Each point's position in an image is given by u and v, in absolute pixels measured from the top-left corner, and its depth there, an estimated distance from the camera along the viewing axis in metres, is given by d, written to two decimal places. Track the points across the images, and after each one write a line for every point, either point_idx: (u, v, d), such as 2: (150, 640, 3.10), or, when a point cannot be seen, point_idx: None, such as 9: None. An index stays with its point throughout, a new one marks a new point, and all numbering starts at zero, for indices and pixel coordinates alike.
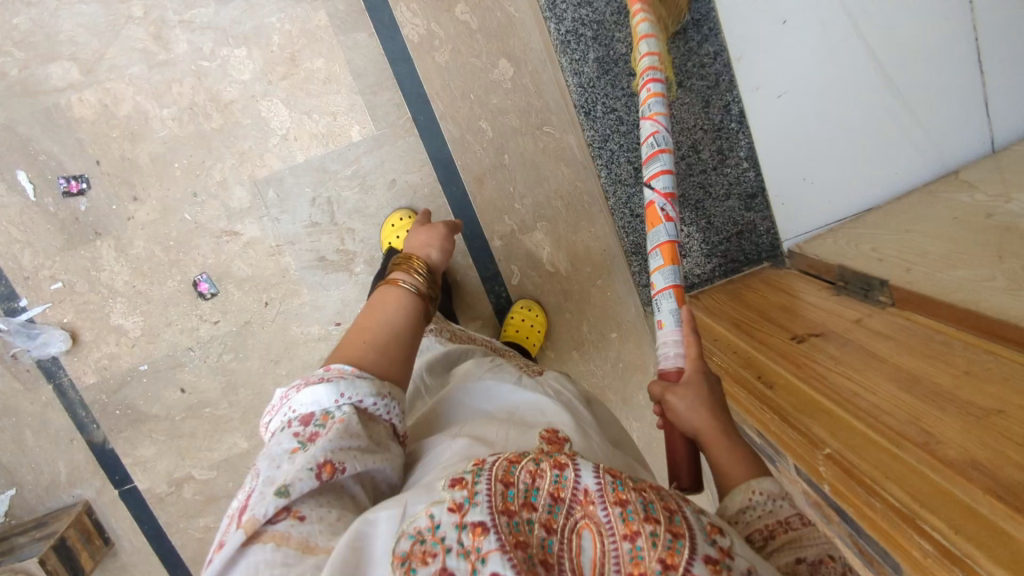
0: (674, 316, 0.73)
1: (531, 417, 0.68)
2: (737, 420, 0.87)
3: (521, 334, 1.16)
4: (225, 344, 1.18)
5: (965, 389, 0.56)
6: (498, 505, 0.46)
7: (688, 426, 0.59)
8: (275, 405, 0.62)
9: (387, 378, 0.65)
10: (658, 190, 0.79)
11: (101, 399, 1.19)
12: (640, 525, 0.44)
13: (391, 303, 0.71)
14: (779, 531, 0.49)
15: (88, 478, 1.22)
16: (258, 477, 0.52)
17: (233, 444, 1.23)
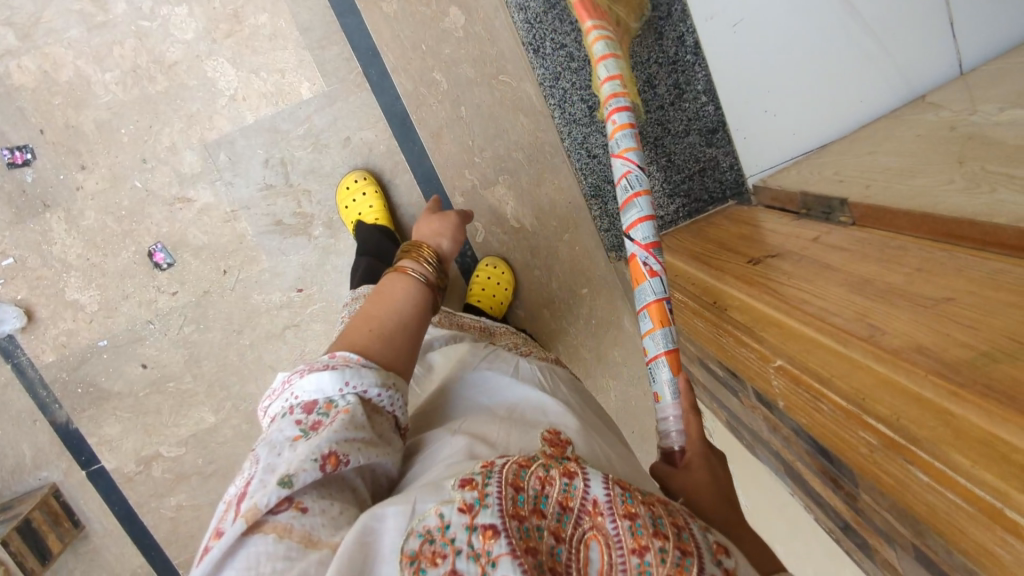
0: (672, 389, 0.67)
1: (532, 417, 0.64)
2: (701, 357, 0.84)
3: (487, 292, 1.14)
4: (186, 316, 1.15)
5: (916, 284, 0.53)
6: (508, 509, 0.44)
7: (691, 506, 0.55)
8: (274, 390, 0.57)
9: (392, 369, 0.60)
10: (638, 241, 0.74)
11: (62, 377, 1.16)
12: (650, 540, 0.44)
13: (398, 295, 0.67)
14: None
15: (54, 460, 1.19)
16: (257, 464, 0.48)
17: (200, 419, 1.20)
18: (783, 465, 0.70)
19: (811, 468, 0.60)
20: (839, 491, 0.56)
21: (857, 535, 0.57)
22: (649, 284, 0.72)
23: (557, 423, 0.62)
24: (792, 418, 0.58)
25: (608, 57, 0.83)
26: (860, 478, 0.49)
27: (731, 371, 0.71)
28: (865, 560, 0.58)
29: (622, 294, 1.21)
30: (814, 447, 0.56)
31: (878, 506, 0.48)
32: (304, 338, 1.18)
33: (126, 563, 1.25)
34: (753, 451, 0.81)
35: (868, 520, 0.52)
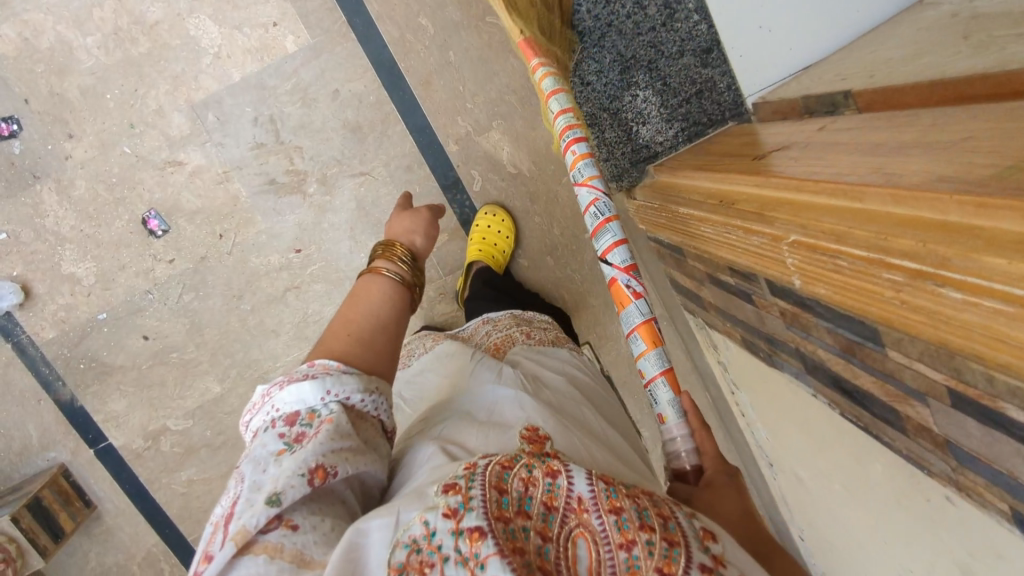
0: (676, 407, 0.68)
1: (509, 413, 0.63)
2: (710, 274, 0.82)
3: (488, 242, 1.11)
4: (185, 284, 1.14)
5: (927, 136, 0.51)
6: (493, 511, 0.43)
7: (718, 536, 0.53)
8: (254, 405, 0.54)
9: (372, 371, 0.57)
10: (617, 266, 0.78)
11: (64, 354, 1.14)
12: (637, 534, 0.43)
13: (375, 294, 0.63)
14: None
15: (60, 439, 1.18)
16: (241, 482, 0.46)
17: (205, 389, 1.19)
18: (802, 363, 0.67)
19: (833, 351, 0.58)
20: (863, 363, 0.53)
21: (885, 410, 0.54)
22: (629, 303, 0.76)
23: (533, 417, 0.62)
24: (809, 297, 0.56)
25: (557, 92, 0.87)
26: (881, 328, 0.47)
27: (744, 272, 0.69)
28: (894, 438, 0.56)
29: (624, 238, 1.18)
30: (833, 322, 0.54)
31: (906, 357, 0.46)
32: (306, 300, 1.16)
33: (141, 542, 1.24)
34: (769, 363, 0.79)
35: (896, 384, 0.50)
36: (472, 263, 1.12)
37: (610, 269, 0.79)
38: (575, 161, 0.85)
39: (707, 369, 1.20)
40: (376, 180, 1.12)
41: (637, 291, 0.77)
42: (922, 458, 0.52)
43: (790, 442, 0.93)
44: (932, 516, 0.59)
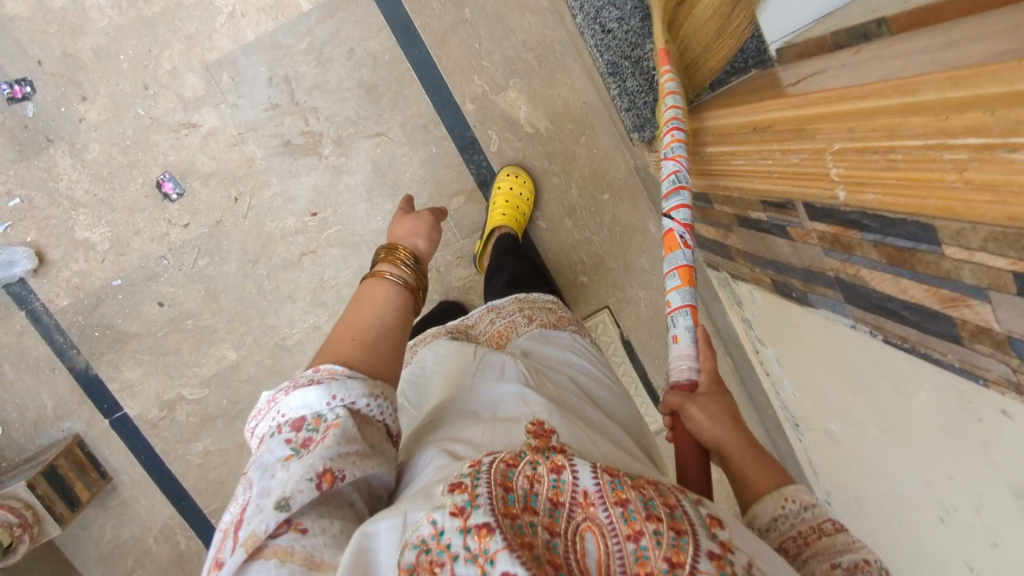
0: (689, 331, 0.69)
1: (515, 411, 0.61)
2: (740, 214, 0.80)
3: (512, 203, 1.09)
4: (200, 249, 1.12)
5: (979, 30, 0.48)
6: (500, 508, 0.41)
7: (711, 438, 0.58)
8: (262, 411, 0.52)
9: (379, 378, 0.54)
10: (676, 220, 0.78)
11: (79, 322, 1.13)
12: (644, 524, 0.40)
13: (380, 297, 0.60)
14: (813, 539, 0.49)
15: (75, 409, 1.16)
16: (250, 488, 0.45)
17: (221, 357, 1.17)
18: (842, 292, 0.66)
19: (881, 266, 0.56)
20: (913, 271, 0.52)
21: (937, 321, 0.53)
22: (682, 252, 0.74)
23: (539, 412, 0.60)
24: (854, 209, 0.55)
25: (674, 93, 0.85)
26: (940, 223, 0.45)
27: (779, 201, 0.68)
28: (947, 351, 0.54)
29: (646, 198, 1.16)
30: (882, 232, 0.53)
31: (967, 250, 0.44)
32: (322, 264, 1.15)
33: (157, 514, 1.22)
34: (803, 303, 0.78)
35: (953, 285, 0.48)
36: (496, 228, 1.09)
37: (670, 222, 0.78)
38: (667, 141, 0.81)
39: (729, 332, 1.19)
40: (392, 141, 1.11)
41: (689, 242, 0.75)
42: (979, 366, 0.51)
43: (820, 393, 0.92)
44: (984, 437, 0.57)
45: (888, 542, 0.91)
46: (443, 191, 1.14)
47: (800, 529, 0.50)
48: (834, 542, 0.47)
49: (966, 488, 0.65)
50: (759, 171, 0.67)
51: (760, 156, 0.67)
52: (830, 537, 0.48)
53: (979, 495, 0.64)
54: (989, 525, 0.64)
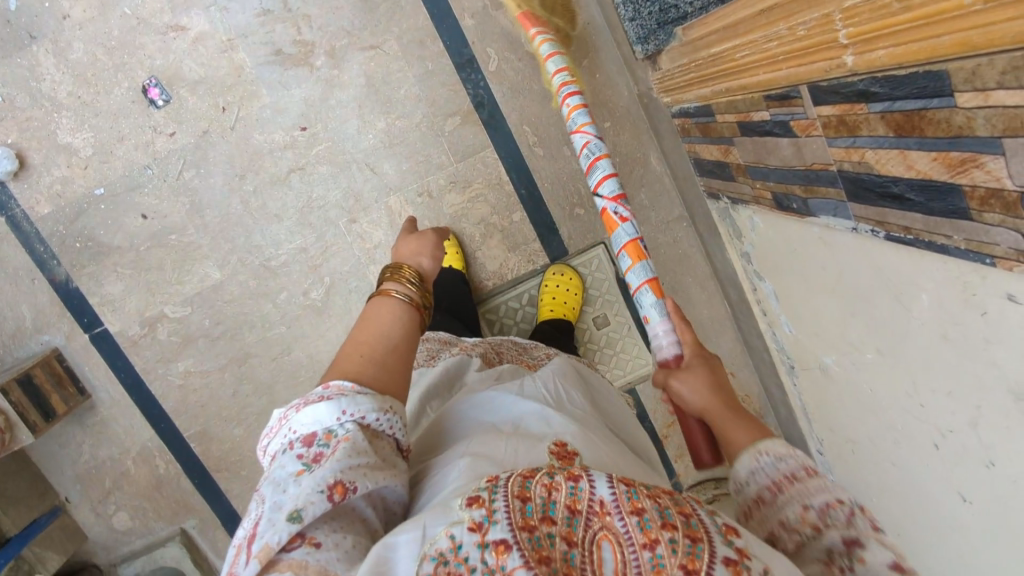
0: (659, 308, 0.71)
1: (536, 429, 0.57)
2: (736, 122, 0.78)
3: (558, 302, 1.13)
4: (186, 161, 1.09)
5: None
6: (517, 521, 0.40)
7: (694, 407, 0.56)
8: (271, 430, 0.49)
9: (387, 393, 0.51)
10: (607, 196, 0.81)
11: (59, 232, 1.10)
12: (660, 533, 0.39)
13: (386, 316, 0.57)
14: (785, 484, 0.45)
15: (55, 322, 1.13)
16: (260, 504, 0.42)
17: (205, 275, 1.14)
18: (846, 187, 0.63)
19: (887, 143, 0.53)
20: (921, 139, 0.48)
21: (944, 196, 0.49)
22: (624, 228, 0.78)
23: (562, 432, 0.56)
24: (861, 76, 0.51)
25: (554, 55, 0.91)
26: (954, 66, 0.42)
27: (782, 92, 0.64)
28: (952, 232, 0.51)
29: (648, 130, 1.15)
30: (891, 96, 0.49)
31: (981, 93, 0.41)
32: (310, 182, 1.12)
33: (136, 436, 1.20)
34: (803, 214, 0.76)
35: (963, 145, 0.44)
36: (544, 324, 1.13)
37: (601, 201, 0.81)
38: (570, 112, 0.87)
39: (726, 272, 1.15)
40: (387, 56, 1.09)
41: (624, 216, 0.79)
42: (986, 243, 0.48)
43: (816, 323, 0.89)
44: (988, 332, 0.54)
45: (878, 485, 0.88)
46: (438, 110, 1.12)
47: (772, 476, 0.46)
48: (807, 487, 0.44)
49: (964, 404, 0.62)
50: (763, 54, 0.63)
51: (766, 38, 0.63)
52: (802, 482, 0.45)
53: (976, 408, 0.60)
54: (984, 442, 0.61)
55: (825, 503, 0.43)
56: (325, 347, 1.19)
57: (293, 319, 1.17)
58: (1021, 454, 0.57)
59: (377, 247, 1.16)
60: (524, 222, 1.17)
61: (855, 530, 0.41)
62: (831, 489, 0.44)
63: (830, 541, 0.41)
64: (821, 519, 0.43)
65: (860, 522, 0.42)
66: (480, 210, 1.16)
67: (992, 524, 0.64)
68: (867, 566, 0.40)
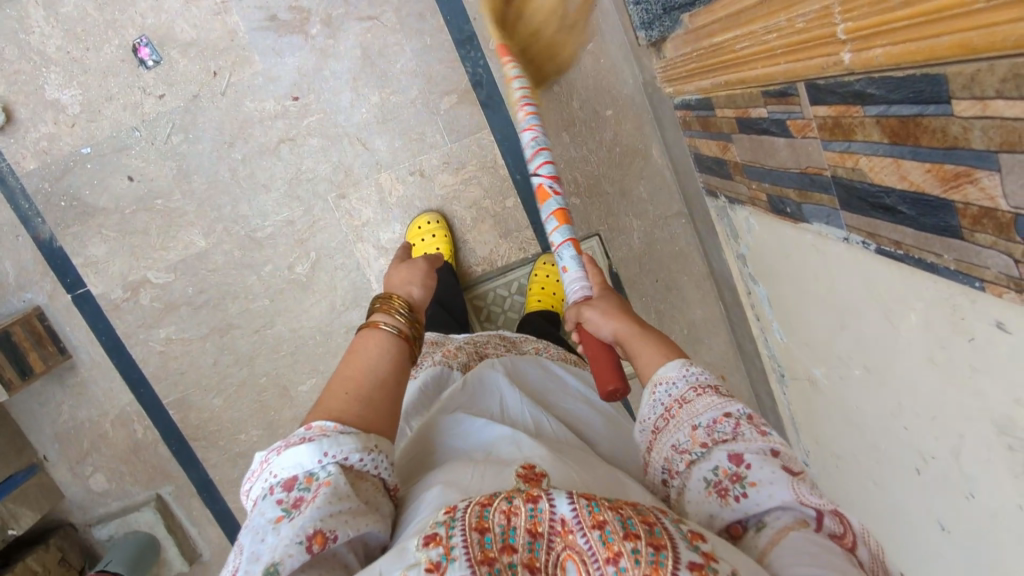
0: (574, 258, 0.73)
1: (507, 455, 0.52)
2: (733, 117, 0.75)
3: (547, 291, 1.11)
4: (174, 125, 1.07)
5: None
6: (476, 556, 0.37)
7: (607, 333, 0.62)
8: (252, 474, 0.47)
9: (372, 430, 0.50)
10: (543, 175, 0.80)
11: (44, 190, 1.09)
12: (622, 545, 0.37)
13: (374, 347, 0.56)
14: (676, 409, 0.52)
15: (37, 280, 1.12)
16: (239, 554, 0.41)
17: (190, 243, 1.13)
18: (839, 194, 0.59)
19: (882, 152, 0.49)
20: (916, 148, 0.45)
21: (935, 211, 0.46)
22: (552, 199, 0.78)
23: (533, 455, 0.51)
24: (858, 75, 0.47)
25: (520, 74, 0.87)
26: (953, 70, 0.38)
27: (780, 89, 0.60)
28: (942, 250, 0.48)
29: (651, 119, 1.11)
30: (887, 100, 0.45)
31: (980, 101, 0.37)
32: (300, 154, 1.10)
33: (115, 400, 1.19)
34: (797, 219, 0.72)
35: (958, 157, 0.41)
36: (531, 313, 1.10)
37: (537, 179, 0.81)
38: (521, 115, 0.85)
39: (722, 272, 1.11)
40: (384, 28, 1.06)
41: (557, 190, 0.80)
42: (976, 265, 0.45)
43: (805, 333, 0.85)
44: (974, 358, 0.51)
45: (858, 504, 0.85)
46: (434, 87, 1.08)
47: (666, 404, 0.53)
48: (696, 406, 0.50)
49: (947, 431, 0.59)
50: (760, 48, 0.60)
51: (764, 29, 0.59)
52: (691, 403, 0.51)
53: (959, 437, 0.57)
54: (965, 473, 0.58)
55: (712, 421, 0.49)
56: (308, 323, 1.17)
57: (277, 293, 1.15)
58: (1001, 488, 0.54)
59: (366, 224, 1.13)
60: (518, 208, 1.14)
61: (739, 442, 0.47)
62: (718, 406, 0.50)
63: (718, 457, 0.47)
64: (710, 437, 0.48)
65: (745, 432, 0.47)
66: (472, 193, 1.13)
67: (970, 556, 0.61)
68: (758, 486, 0.44)
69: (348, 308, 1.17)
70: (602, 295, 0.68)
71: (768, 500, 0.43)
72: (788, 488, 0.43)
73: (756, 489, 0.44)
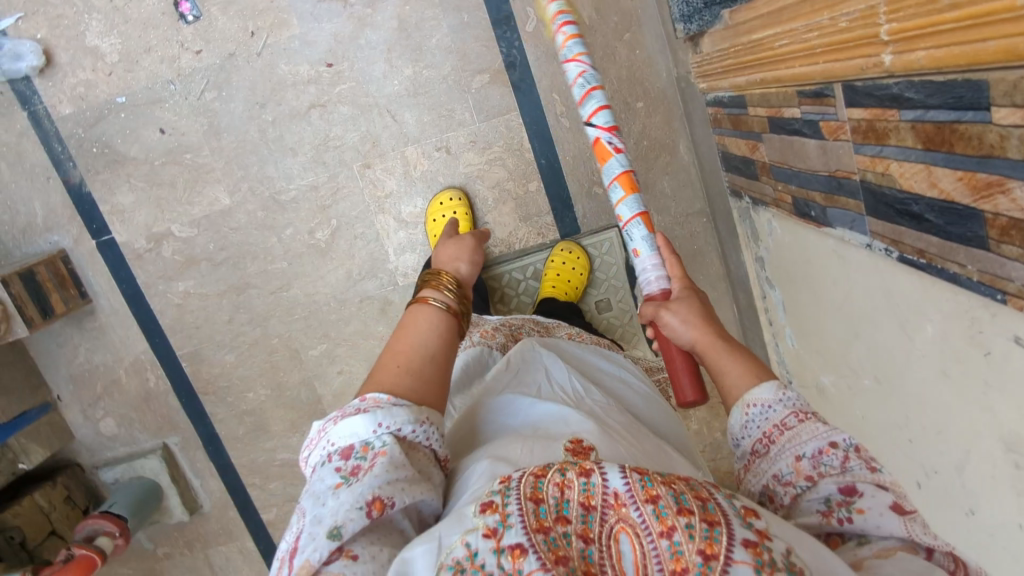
0: (648, 242, 0.70)
1: (554, 429, 0.53)
2: (767, 116, 0.74)
3: (562, 279, 1.11)
4: (209, 81, 1.08)
5: None
6: (531, 524, 0.38)
7: (686, 341, 0.57)
8: (312, 442, 0.49)
9: (423, 403, 0.50)
10: (600, 126, 0.75)
11: (78, 135, 1.11)
12: (676, 519, 0.37)
13: (423, 323, 0.55)
14: (777, 435, 0.48)
15: (64, 223, 1.14)
16: (301, 518, 0.42)
17: (215, 199, 1.14)
18: (866, 200, 0.59)
19: (913, 158, 0.49)
20: (949, 155, 0.44)
21: (962, 221, 0.46)
22: (616, 159, 0.74)
23: (580, 429, 0.52)
24: (897, 78, 0.47)
25: None
26: (996, 77, 0.38)
27: (816, 89, 0.60)
28: (966, 261, 0.47)
29: (681, 114, 1.10)
30: (924, 105, 0.45)
31: (1020, 109, 0.37)
32: (329, 120, 1.10)
33: (130, 347, 1.22)
34: (821, 223, 0.71)
35: (992, 166, 0.40)
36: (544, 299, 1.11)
37: (594, 131, 0.76)
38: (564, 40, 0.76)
39: (739, 275, 1.11)
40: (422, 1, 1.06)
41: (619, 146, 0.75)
42: (1000, 277, 0.44)
43: (817, 340, 0.85)
44: (989, 374, 0.51)
45: None
46: (467, 65, 1.08)
47: (764, 429, 0.49)
48: (801, 434, 0.46)
49: (954, 447, 0.59)
50: (800, 46, 0.59)
51: (803, 27, 0.58)
52: (794, 431, 0.47)
53: (965, 453, 0.57)
54: (968, 490, 0.58)
55: (818, 451, 0.45)
56: (323, 288, 1.19)
57: (296, 256, 1.17)
58: (1004, 506, 0.54)
59: (389, 196, 1.14)
60: (540, 193, 1.14)
61: (848, 475, 0.43)
62: (825, 435, 0.46)
63: (826, 489, 0.43)
64: (816, 470, 0.45)
65: (855, 466, 0.44)
66: (496, 174, 1.14)
67: None
68: (866, 513, 0.41)
69: (364, 277, 1.18)
70: (682, 293, 0.62)
71: (876, 531, 0.41)
72: (898, 522, 0.41)
73: (864, 520, 0.41)
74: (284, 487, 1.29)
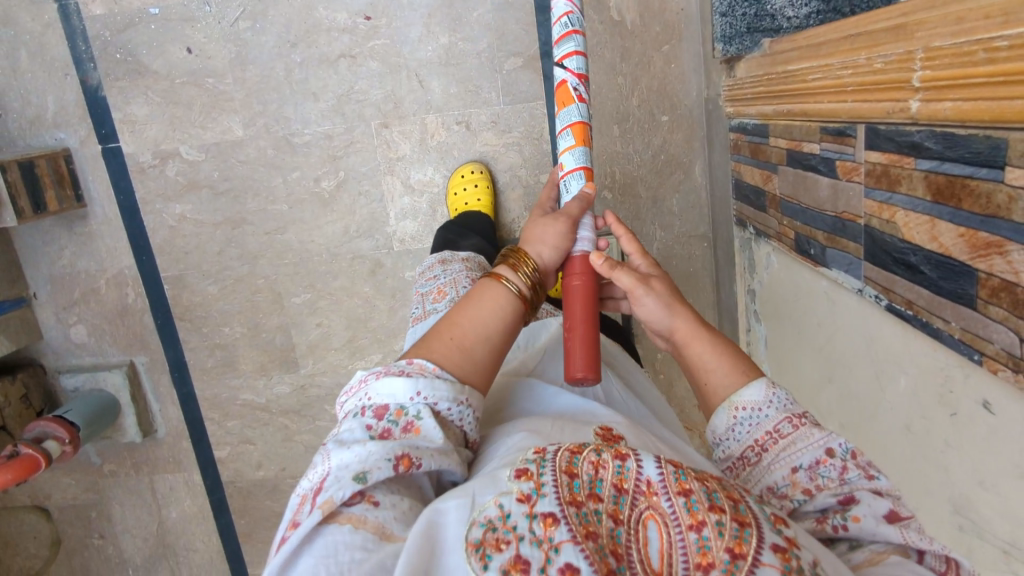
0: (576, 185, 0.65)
1: (582, 419, 0.52)
2: (786, 148, 0.74)
3: None
4: (245, 10, 1.08)
5: None
6: (564, 497, 0.37)
7: (664, 328, 0.52)
8: (351, 388, 0.48)
9: (467, 382, 0.49)
10: (570, 70, 0.66)
11: (104, 37, 1.10)
12: (707, 514, 0.36)
13: (488, 304, 0.52)
14: (770, 442, 0.45)
15: (74, 123, 1.13)
16: (328, 459, 0.42)
17: (228, 129, 1.13)
18: (866, 245, 0.59)
19: (917, 210, 0.49)
20: (955, 210, 0.45)
21: (955, 276, 0.46)
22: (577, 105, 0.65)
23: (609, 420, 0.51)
24: (920, 127, 0.47)
25: None
26: (1015, 137, 0.38)
27: (840, 128, 0.60)
28: (951, 318, 0.48)
29: (703, 135, 1.09)
30: (940, 156, 0.45)
31: None
32: (357, 73, 1.10)
33: (115, 260, 1.21)
34: (818, 263, 0.71)
35: (994, 227, 0.41)
36: None
37: (561, 74, 0.66)
38: None
39: (729, 305, 1.11)
40: None
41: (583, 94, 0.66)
42: (980, 337, 0.45)
43: (789, 378, 0.86)
44: (950, 435, 0.52)
45: None
46: (502, 46, 1.08)
47: (755, 435, 0.46)
48: (796, 441, 0.44)
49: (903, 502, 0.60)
50: (833, 84, 0.59)
51: (841, 65, 0.58)
52: (790, 438, 0.44)
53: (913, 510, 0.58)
54: None
55: (813, 461, 0.43)
56: (318, 239, 1.18)
57: (297, 202, 1.16)
58: None
59: (400, 158, 1.14)
60: None
61: (846, 487, 0.42)
62: (821, 443, 0.44)
63: (825, 500, 0.41)
64: (813, 482, 0.42)
65: (852, 477, 0.42)
66: (512, 158, 1.14)
67: None
68: (862, 522, 0.40)
69: (360, 235, 1.18)
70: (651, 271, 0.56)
71: (870, 538, 0.39)
72: (894, 530, 0.39)
73: (859, 527, 0.40)
74: (242, 428, 1.29)
